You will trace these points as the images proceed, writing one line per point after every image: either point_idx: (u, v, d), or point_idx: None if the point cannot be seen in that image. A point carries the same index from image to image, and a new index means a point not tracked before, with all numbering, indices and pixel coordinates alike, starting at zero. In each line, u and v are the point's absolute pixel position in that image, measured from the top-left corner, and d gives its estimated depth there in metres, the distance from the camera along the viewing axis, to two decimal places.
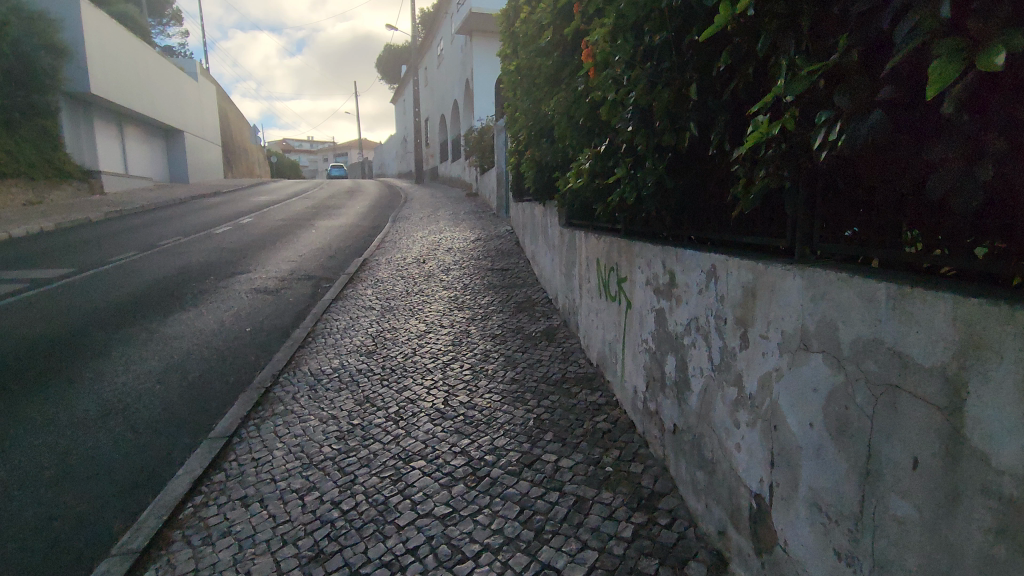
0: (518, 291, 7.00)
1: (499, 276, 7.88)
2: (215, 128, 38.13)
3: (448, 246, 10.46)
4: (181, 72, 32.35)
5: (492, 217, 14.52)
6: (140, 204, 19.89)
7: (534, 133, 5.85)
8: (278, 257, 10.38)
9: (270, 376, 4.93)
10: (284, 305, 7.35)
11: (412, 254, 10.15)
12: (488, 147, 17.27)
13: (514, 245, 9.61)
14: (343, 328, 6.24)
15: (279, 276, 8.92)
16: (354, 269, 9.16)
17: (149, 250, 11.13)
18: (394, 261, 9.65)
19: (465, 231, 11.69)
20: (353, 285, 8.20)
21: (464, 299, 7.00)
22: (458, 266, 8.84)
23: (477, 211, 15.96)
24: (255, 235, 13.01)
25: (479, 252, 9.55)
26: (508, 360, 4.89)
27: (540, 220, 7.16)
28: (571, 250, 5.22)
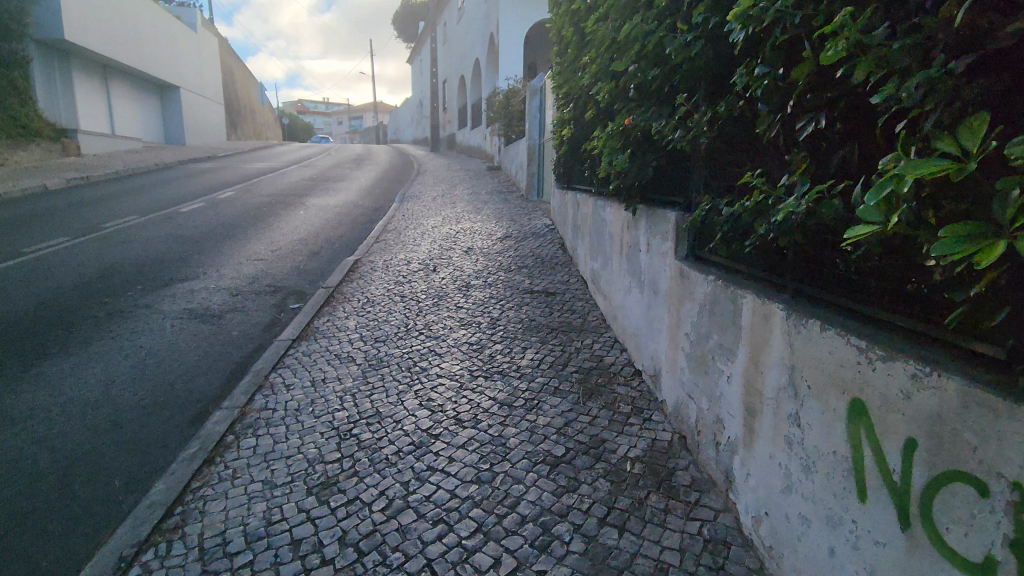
0: (577, 345, 4.44)
1: (544, 308, 5.29)
2: (217, 85, 35.30)
3: (468, 245, 7.89)
4: (178, 22, 29.48)
5: (521, 202, 11.78)
6: (115, 169, 17.40)
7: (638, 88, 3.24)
8: (245, 253, 7.92)
9: (112, 565, 2.49)
10: (223, 342, 4.94)
11: (419, 255, 7.60)
12: (517, 115, 14.40)
13: (559, 250, 7.03)
14: (290, 413, 3.73)
15: (233, 286, 6.46)
16: (338, 279, 6.67)
17: (85, 235, 8.67)
18: (394, 267, 7.12)
19: (490, 223, 9.01)
20: (330, 310, 5.67)
21: (492, 355, 4.45)
22: (481, 282, 6.25)
23: (502, 191, 13.29)
24: (228, 216, 10.47)
25: (510, 260, 6.93)
26: (589, 557, 2.37)
27: (613, 230, 4.56)
28: (714, 322, 2.67)
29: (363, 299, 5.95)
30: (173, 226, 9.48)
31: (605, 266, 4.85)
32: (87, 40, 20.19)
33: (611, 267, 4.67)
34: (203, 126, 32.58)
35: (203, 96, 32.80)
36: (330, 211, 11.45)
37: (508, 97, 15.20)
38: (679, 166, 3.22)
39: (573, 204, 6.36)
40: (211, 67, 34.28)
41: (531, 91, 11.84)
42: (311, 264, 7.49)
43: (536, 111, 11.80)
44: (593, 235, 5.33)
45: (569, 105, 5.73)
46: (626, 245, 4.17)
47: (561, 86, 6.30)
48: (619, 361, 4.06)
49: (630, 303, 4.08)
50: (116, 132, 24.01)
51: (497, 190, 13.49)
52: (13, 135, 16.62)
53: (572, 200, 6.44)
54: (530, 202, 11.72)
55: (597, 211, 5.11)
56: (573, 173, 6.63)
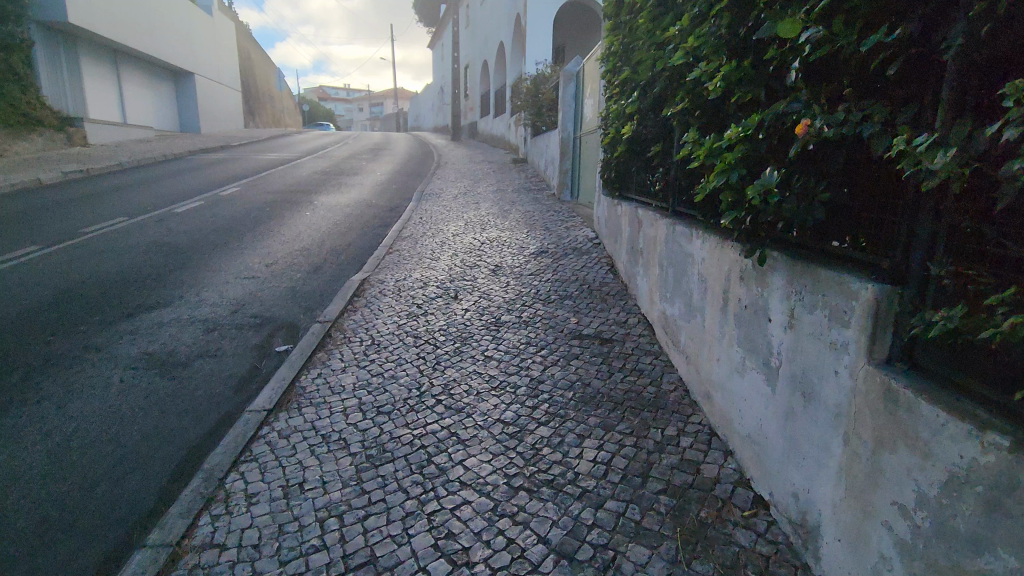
0: (656, 436, 3.16)
1: (600, 367, 4.01)
2: (233, 72, 34.37)
3: (496, 262, 6.62)
4: (192, 6, 28.47)
5: (553, 203, 10.44)
6: (120, 160, 16.50)
7: (817, 68, 1.92)
8: (236, 268, 6.78)
9: None
10: (181, 409, 3.79)
11: (438, 275, 6.38)
12: (547, 103, 12.98)
13: (609, 274, 5.73)
14: (246, 557, 2.54)
15: (212, 316, 5.32)
16: (338, 309, 5.47)
17: (61, 241, 7.61)
18: (408, 292, 5.91)
19: (521, 232, 7.71)
20: (323, 359, 4.47)
21: (537, 450, 3.18)
22: (515, 319, 4.99)
23: (531, 189, 11.96)
24: (226, 218, 9.35)
25: (548, 286, 5.64)
26: None
27: (709, 274, 3.24)
28: (1004, 528, 1.37)
29: (366, 342, 4.75)
30: (163, 230, 8.39)
31: (691, 320, 3.53)
32: (94, 22, 19.24)
33: (702, 324, 3.36)
34: (219, 114, 31.72)
35: (219, 83, 31.90)
36: (340, 212, 10.27)
37: (537, 83, 13.75)
38: (878, 204, 1.90)
39: (632, 220, 5.02)
40: (227, 52, 33.31)
41: (565, 76, 10.40)
42: (309, 285, 6.32)
43: (571, 100, 10.36)
44: (668, 272, 4.00)
45: (640, 92, 4.37)
46: (738, 304, 2.85)
47: (622, 68, 4.93)
48: (725, 475, 2.78)
49: (746, 392, 2.77)
50: (128, 119, 23.22)
51: (524, 188, 12.14)
52: (14, 124, 15.80)
53: (630, 216, 5.10)
54: (563, 203, 10.35)
55: (677, 239, 3.78)
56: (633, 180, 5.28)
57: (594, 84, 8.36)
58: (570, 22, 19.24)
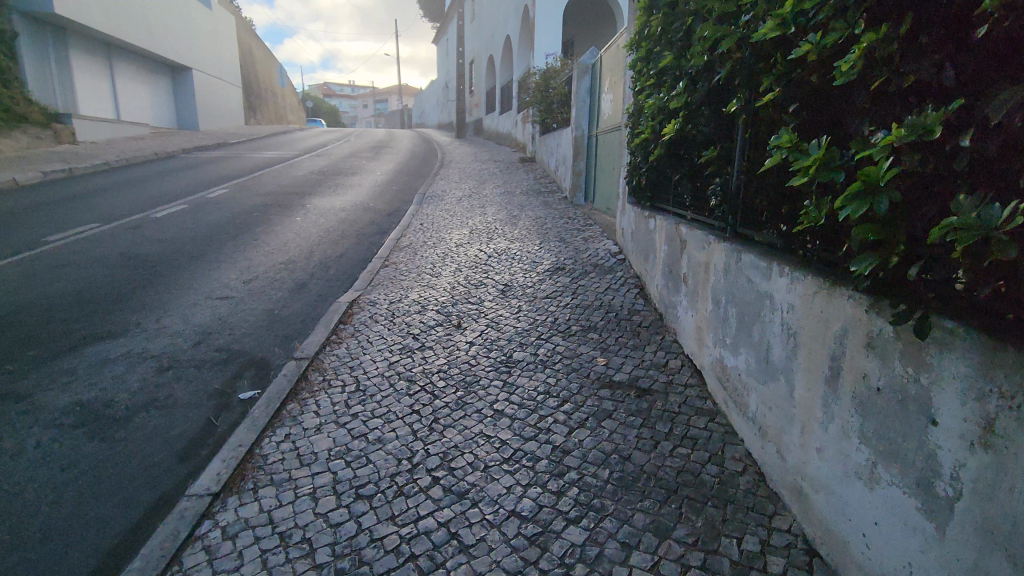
0: (732, 553, 2.30)
1: (640, 432, 3.15)
2: (233, 67, 33.54)
3: (506, 280, 5.76)
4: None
5: (565, 207, 9.57)
6: (108, 159, 15.70)
7: None
8: (209, 286, 5.94)
9: None
10: (103, 492, 2.95)
11: (438, 297, 5.53)
12: (558, 98, 12.07)
13: (639, 298, 4.86)
14: None
15: (170, 351, 4.49)
16: (318, 341, 4.62)
17: (19, 253, 6.80)
18: (404, 319, 5.06)
19: (532, 244, 6.84)
20: (294, 414, 3.62)
21: (567, 568, 2.33)
22: (530, 358, 4.14)
23: (541, 191, 11.08)
24: (207, 224, 8.51)
25: (567, 313, 4.77)
26: None
27: (802, 328, 2.37)
28: None
29: (349, 390, 3.90)
30: (136, 239, 7.56)
31: (769, 383, 2.66)
32: (82, 14, 18.40)
33: (788, 392, 2.49)
34: (219, 110, 30.94)
35: (218, 78, 31.09)
36: (334, 217, 9.42)
37: (547, 77, 12.86)
38: None
39: (671, 238, 4.15)
40: (226, 47, 32.48)
41: (579, 68, 9.55)
42: (289, 307, 5.49)
43: (586, 95, 9.51)
44: (728, 311, 3.12)
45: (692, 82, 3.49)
46: (862, 382, 1.98)
47: (663, 54, 4.06)
48: None
49: (879, 513, 1.91)
50: (121, 115, 22.43)
51: (533, 191, 11.27)
52: None
53: (668, 232, 4.23)
54: (577, 208, 9.48)
55: (745, 272, 2.90)
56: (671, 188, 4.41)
57: (614, 76, 7.51)
58: (581, 14, 18.31)
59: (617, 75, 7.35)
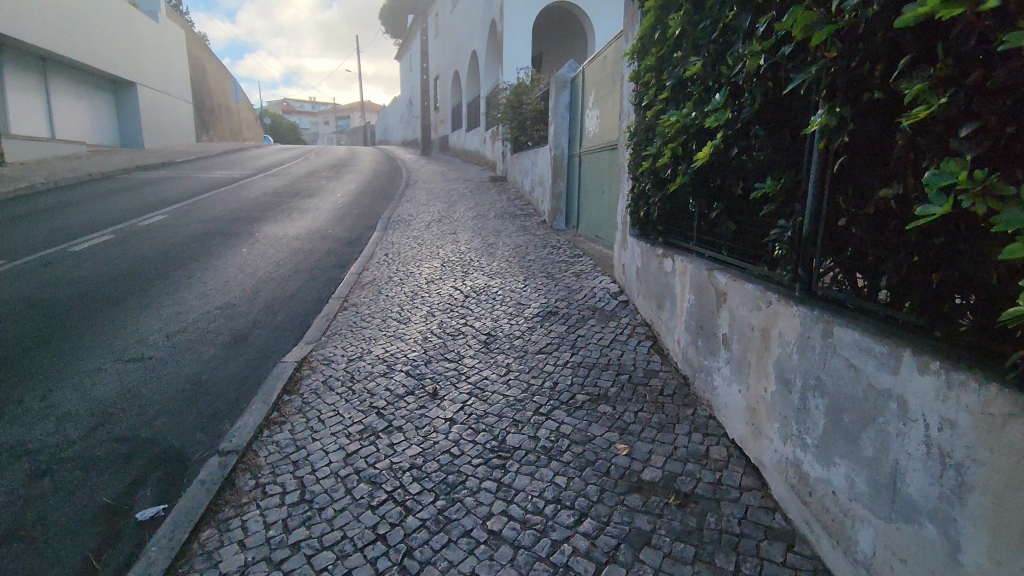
0: None
1: (695, 570, 2.28)
2: (183, 82, 31.87)
3: (489, 329, 4.85)
4: (133, 10, 26.07)
5: (545, 233, 8.76)
6: (33, 180, 14.11)
7: None
8: (122, 342, 4.83)
9: None
10: None
11: (409, 353, 4.57)
12: (532, 114, 11.34)
13: (654, 353, 4.04)
14: None
15: (50, 443, 3.40)
16: (255, 422, 3.61)
17: None
18: (366, 386, 4.09)
19: (515, 281, 5.96)
20: (209, 549, 2.60)
21: None
22: (529, 444, 3.22)
23: (517, 215, 10.26)
24: (135, 259, 7.33)
25: (568, 376, 3.88)
26: None
27: (972, 461, 1.56)
28: None
29: (291, 502, 2.90)
30: (41, 279, 6.34)
31: (898, 523, 1.84)
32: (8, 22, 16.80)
33: (941, 547, 1.67)
34: (167, 126, 29.18)
35: (167, 93, 29.39)
36: (286, 247, 8.36)
37: (519, 93, 12.12)
38: None
39: (700, 287, 3.36)
40: (175, 60, 30.83)
41: (558, 83, 8.85)
42: (223, 368, 4.45)
43: (565, 111, 8.83)
44: (809, 399, 2.31)
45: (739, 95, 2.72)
46: None
47: (687, 61, 3.29)
48: None
49: None
50: (54, 132, 20.66)
51: (507, 214, 10.44)
52: None
53: (696, 280, 3.44)
54: (559, 233, 8.69)
55: (842, 353, 2.10)
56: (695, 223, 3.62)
57: (602, 91, 6.83)
58: (551, 29, 17.73)
59: (605, 89, 6.66)
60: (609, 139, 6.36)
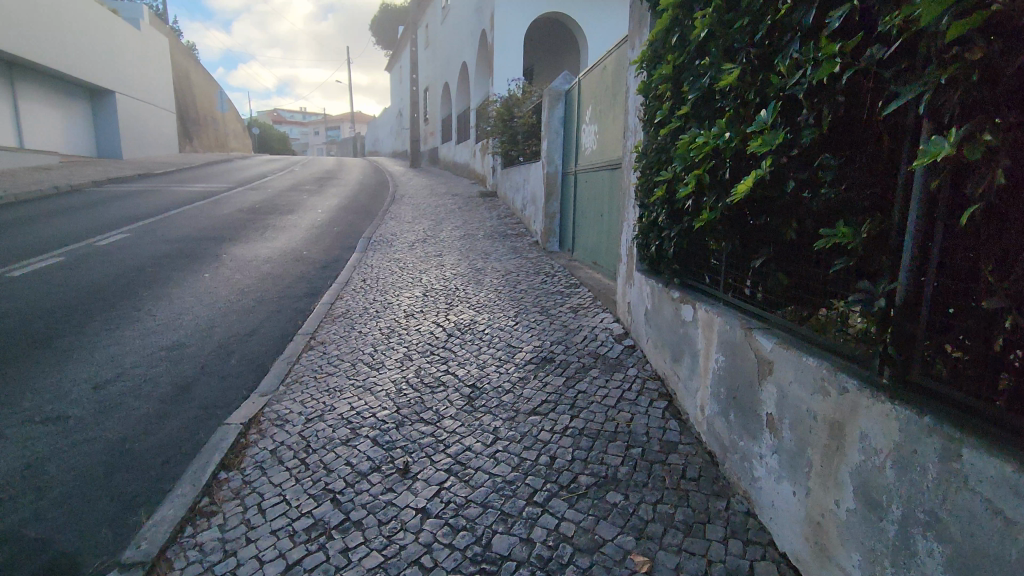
0: None
1: None
2: (166, 92, 31.12)
3: (474, 381, 4.16)
4: (113, 17, 25.36)
5: (537, 256, 8.14)
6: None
7: None
8: (38, 397, 4.09)
9: None
10: None
11: (378, 411, 3.86)
12: (523, 128, 10.75)
13: (672, 416, 3.37)
14: None
15: None
16: (176, 515, 2.90)
17: None
18: (323, 459, 3.37)
19: (505, 317, 5.28)
20: None
21: None
22: (521, 553, 2.51)
23: (507, 235, 9.62)
24: (81, 287, 6.59)
25: (568, 450, 3.19)
26: None
27: None
28: None
29: None
30: None
31: None
32: None
33: None
34: (148, 136, 28.37)
35: (148, 103, 28.62)
36: (254, 271, 7.65)
37: (509, 105, 11.55)
38: None
39: (734, 348, 2.70)
40: (157, 70, 30.09)
41: (551, 95, 8.25)
42: (154, 431, 3.75)
43: (559, 125, 8.24)
44: (913, 536, 1.65)
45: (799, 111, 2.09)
46: None
47: (716, 70, 2.68)
48: None
49: None
50: (25, 142, 19.82)
51: (497, 233, 9.82)
52: None
53: (727, 337, 2.78)
54: (552, 256, 8.05)
55: (978, 487, 1.43)
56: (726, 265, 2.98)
57: (600, 104, 6.24)
58: (542, 40, 17.27)
59: (604, 102, 6.08)
60: (610, 155, 5.76)
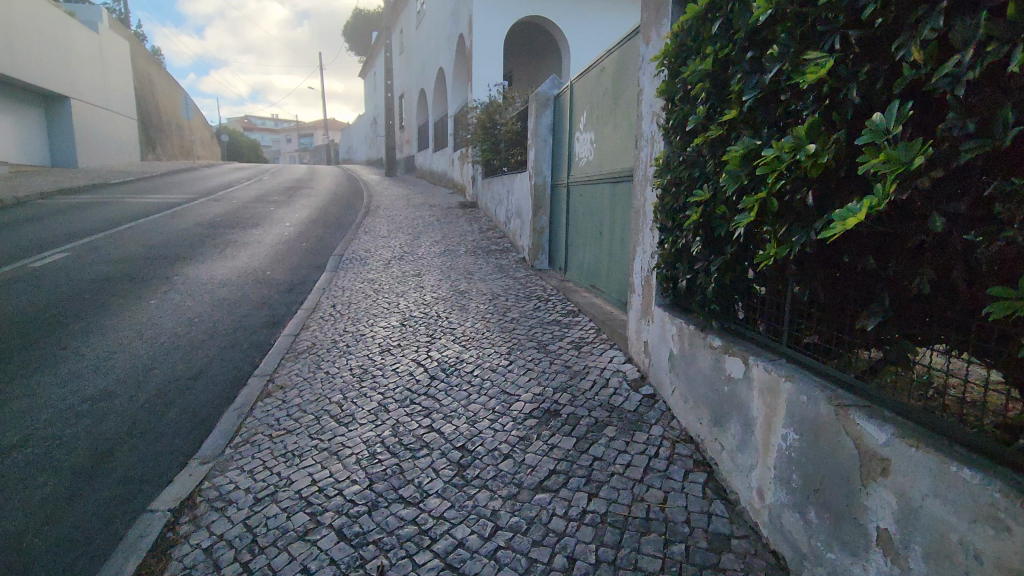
0: None
1: None
2: (126, 97, 29.66)
3: (465, 442, 3.43)
4: (68, 18, 24.00)
5: (526, 276, 7.47)
6: None
7: None
8: None
9: None
10: None
11: (347, 487, 3.11)
12: (506, 137, 10.11)
13: (717, 492, 2.72)
14: None
15: None
16: None
17: None
18: (275, 561, 2.60)
19: (496, 354, 4.58)
20: None
21: None
22: None
23: (492, 251, 8.95)
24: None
25: (590, 546, 2.50)
26: None
27: None
28: None
29: None
30: None
31: None
32: None
33: None
34: (106, 144, 26.92)
35: (106, 108, 27.17)
36: (208, 296, 6.80)
37: (491, 112, 10.88)
38: None
39: (817, 429, 2.05)
40: (117, 74, 28.65)
41: (538, 100, 7.62)
42: (57, 522, 2.94)
43: (547, 133, 7.61)
44: None
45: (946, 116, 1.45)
46: None
47: (788, 64, 2.04)
48: None
49: None
50: None
51: (480, 249, 9.12)
52: None
53: (803, 410, 2.14)
54: (543, 275, 7.41)
55: None
56: (793, 313, 2.34)
57: (598, 110, 5.61)
58: (522, 45, 16.68)
59: (602, 108, 5.46)
60: (613, 167, 5.12)
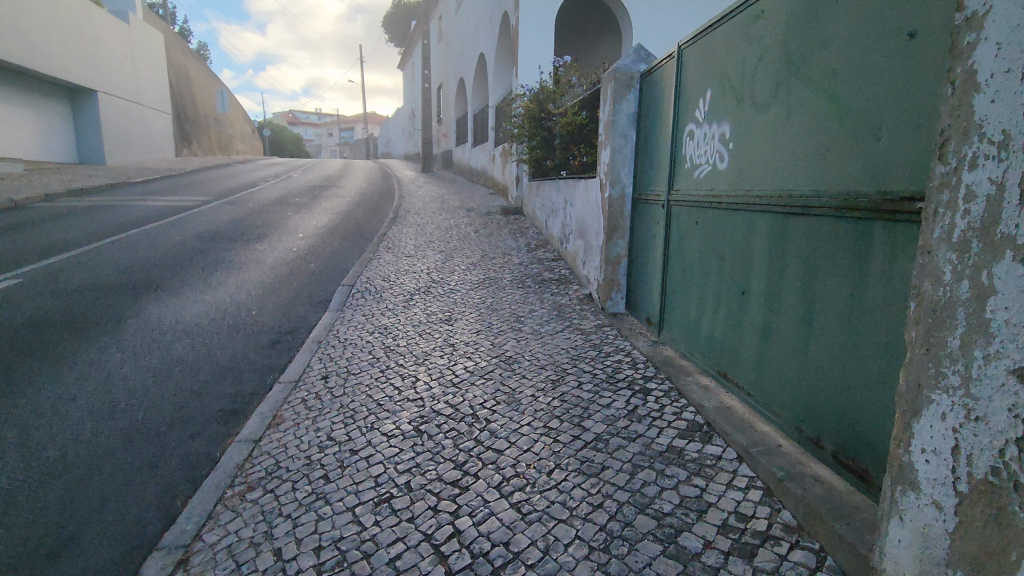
0: None
1: None
2: (160, 91, 28.75)
3: None
4: (98, 8, 22.97)
5: (597, 328, 5.32)
6: None
7: None
8: None
9: None
10: None
11: None
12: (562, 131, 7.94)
13: None
14: None
15: None
16: None
17: None
18: None
19: (582, 550, 2.40)
20: None
21: None
22: None
23: (545, 281, 6.85)
24: None
25: None
26: None
27: None
28: None
29: None
30: None
31: None
32: None
33: None
34: (138, 140, 25.98)
35: (138, 103, 26.24)
36: (156, 357, 4.90)
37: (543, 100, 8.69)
38: None
39: None
40: (150, 67, 27.70)
41: (617, 78, 5.40)
42: None
43: (629, 126, 5.41)
44: None
45: None
46: None
47: None
48: None
49: None
50: None
51: (530, 279, 7.00)
52: None
53: None
54: (621, 328, 5.24)
55: None
56: None
57: (743, 86, 3.38)
58: (577, 25, 14.52)
59: (756, 83, 3.24)
60: (788, 188, 2.91)
